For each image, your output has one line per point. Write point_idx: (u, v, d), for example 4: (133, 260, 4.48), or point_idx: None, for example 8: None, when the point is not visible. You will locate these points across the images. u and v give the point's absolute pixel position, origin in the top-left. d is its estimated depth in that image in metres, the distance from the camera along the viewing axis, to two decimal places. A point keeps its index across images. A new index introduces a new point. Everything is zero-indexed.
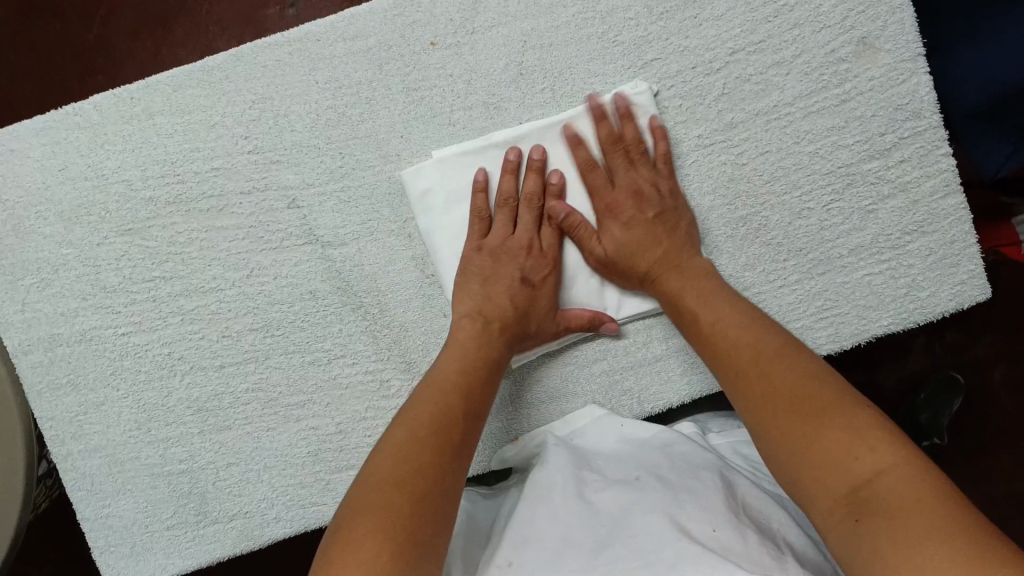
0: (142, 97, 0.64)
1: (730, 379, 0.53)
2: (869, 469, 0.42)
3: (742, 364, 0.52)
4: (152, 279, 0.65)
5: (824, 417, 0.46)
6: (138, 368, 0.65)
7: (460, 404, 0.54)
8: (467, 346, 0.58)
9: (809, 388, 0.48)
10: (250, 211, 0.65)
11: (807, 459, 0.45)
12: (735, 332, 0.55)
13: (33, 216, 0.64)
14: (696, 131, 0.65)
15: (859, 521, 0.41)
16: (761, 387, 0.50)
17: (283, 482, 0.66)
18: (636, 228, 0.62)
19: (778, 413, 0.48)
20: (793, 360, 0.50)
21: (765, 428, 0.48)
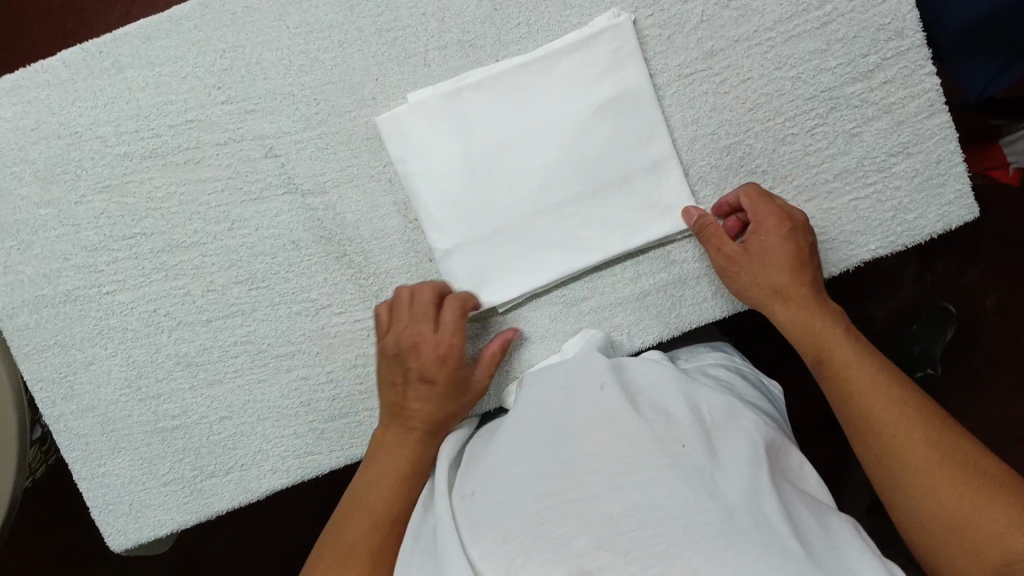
0: (111, 51, 0.63)
1: (845, 399, 0.56)
2: (967, 487, 0.48)
3: (858, 398, 0.55)
4: (133, 237, 0.65)
5: (940, 446, 0.50)
6: (125, 325, 0.65)
7: (383, 509, 0.56)
8: (388, 466, 0.59)
9: (935, 422, 0.52)
10: (228, 161, 0.64)
11: (951, 525, 0.48)
12: (867, 383, 0.55)
13: (8, 177, 0.64)
14: (676, 60, 0.64)
15: (944, 525, 0.48)
16: (880, 418, 0.53)
17: (277, 433, 0.67)
18: (769, 253, 0.60)
19: (895, 441, 0.52)
20: (915, 399, 0.53)
21: (879, 451, 0.53)
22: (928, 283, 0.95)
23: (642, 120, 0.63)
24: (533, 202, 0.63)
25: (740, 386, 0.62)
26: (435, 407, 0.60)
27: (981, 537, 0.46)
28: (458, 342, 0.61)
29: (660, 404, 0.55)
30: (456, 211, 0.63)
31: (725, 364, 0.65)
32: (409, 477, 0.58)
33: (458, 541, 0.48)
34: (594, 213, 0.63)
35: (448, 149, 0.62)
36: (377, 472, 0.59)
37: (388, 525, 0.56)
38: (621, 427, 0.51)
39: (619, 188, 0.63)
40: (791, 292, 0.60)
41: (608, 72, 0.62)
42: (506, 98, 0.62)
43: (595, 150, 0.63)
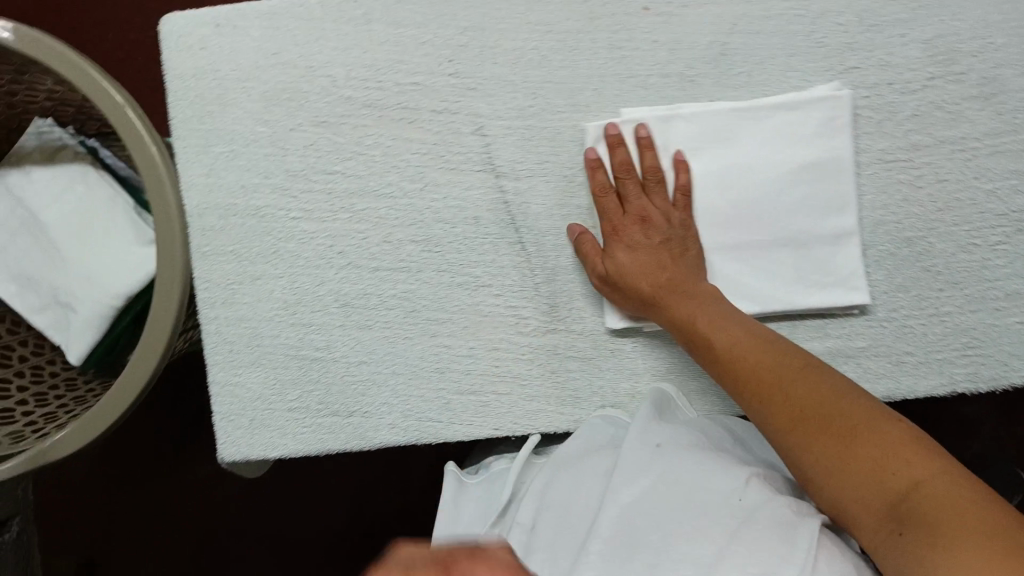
0: (365, 4, 0.67)
1: (781, 423, 0.55)
2: (921, 494, 0.46)
3: (799, 420, 0.54)
4: (332, 173, 0.68)
5: (883, 462, 0.49)
6: (299, 252, 0.69)
7: None
8: None
9: (886, 434, 0.50)
10: (438, 129, 0.68)
11: (926, 543, 0.44)
12: (825, 401, 0.54)
13: (238, 91, 0.68)
14: (881, 144, 0.66)
15: (908, 535, 0.45)
16: (821, 443, 0.52)
17: (406, 391, 0.70)
18: (643, 252, 0.64)
19: (838, 465, 0.51)
20: (857, 414, 0.52)
21: (824, 480, 0.51)
22: (1001, 444, 1.00)
23: (836, 190, 0.65)
24: (711, 237, 0.66)
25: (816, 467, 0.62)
26: None
27: (931, 532, 0.44)
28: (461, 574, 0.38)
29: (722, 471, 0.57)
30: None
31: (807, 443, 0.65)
32: None
33: None
34: (763, 267, 0.66)
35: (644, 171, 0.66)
36: None
37: None
38: None
39: (796, 249, 0.66)
40: (664, 294, 0.63)
41: (817, 137, 0.65)
42: (711, 139, 0.65)
43: (781, 209, 0.65)
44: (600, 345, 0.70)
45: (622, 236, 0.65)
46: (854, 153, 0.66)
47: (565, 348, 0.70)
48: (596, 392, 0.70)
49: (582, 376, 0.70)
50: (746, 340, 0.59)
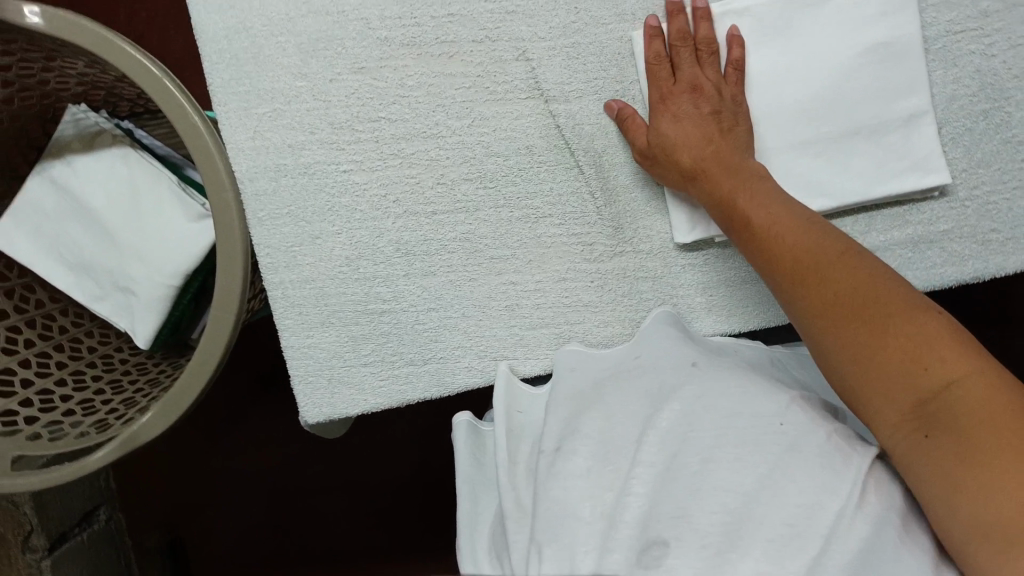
0: None
1: (819, 312, 0.52)
2: (957, 395, 0.45)
3: (835, 310, 0.51)
4: (378, 120, 0.67)
5: (922, 359, 0.47)
6: (354, 205, 0.68)
7: None
8: None
9: (923, 329, 0.48)
10: (480, 59, 0.66)
11: (965, 449, 0.44)
12: (868, 288, 0.50)
13: (273, 46, 0.66)
14: (948, 15, 0.62)
15: (935, 437, 0.45)
16: (860, 335, 0.49)
17: (478, 332, 0.69)
18: (688, 122, 0.62)
19: (874, 356, 0.48)
20: (901, 309, 0.49)
21: (856, 367, 0.49)
22: None
23: (904, 70, 0.62)
24: (774, 138, 0.63)
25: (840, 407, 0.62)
26: None
27: (970, 440, 0.43)
28: None
29: (760, 376, 0.56)
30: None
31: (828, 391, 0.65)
32: None
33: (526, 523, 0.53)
34: (839, 159, 0.62)
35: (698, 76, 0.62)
36: None
37: None
38: (703, 398, 0.53)
39: (867, 137, 0.62)
40: (703, 169, 0.61)
41: (880, 17, 0.61)
42: (771, 32, 0.62)
43: (852, 96, 0.62)
44: (670, 263, 0.68)
45: (671, 106, 0.63)
46: (921, 29, 0.62)
47: (635, 270, 0.68)
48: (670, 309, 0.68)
49: (656, 296, 0.68)
50: (779, 224, 0.56)
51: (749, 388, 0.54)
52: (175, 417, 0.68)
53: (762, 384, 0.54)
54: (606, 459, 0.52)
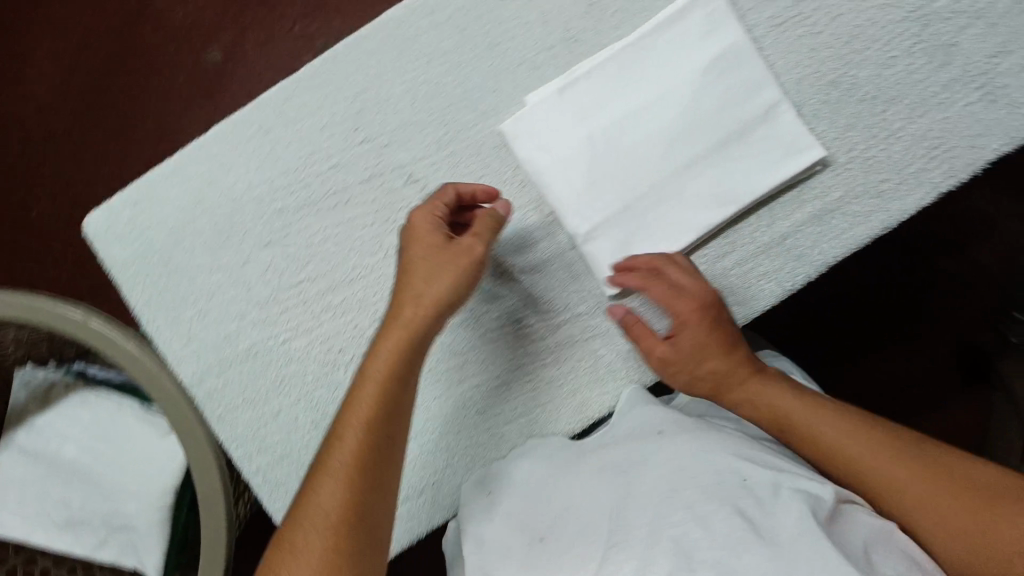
0: (255, 118, 0.68)
1: (845, 472, 0.60)
2: (1002, 544, 0.54)
3: (858, 473, 0.59)
4: (299, 284, 0.69)
5: (966, 487, 0.56)
6: (304, 370, 0.69)
7: (383, 412, 0.58)
8: (380, 363, 0.59)
9: (980, 477, 0.57)
10: (374, 196, 0.69)
11: (980, 550, 0.54)
12: (895, 442, 0.60)
13: (180, 253, 0.69)
14: (769, 11, 0.67)
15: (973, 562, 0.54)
16: (894, 481, 0.58)
17: (458, 444, 0.70)
18: (682, 346, 0.65)
19: (904, 506, 0.57)
20: (904, 457, 0.59)
21: (897, 494, 0.58)
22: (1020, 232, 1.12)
23: (747, 71, 0.66)
24: (662, 171, 0.66)
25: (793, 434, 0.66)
26: (393, 346, 0.60)
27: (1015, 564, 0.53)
28: (366, 456, 0.56)
29: (740, 436, 0.62)
30: (598, 197, 0.67)
31: None
32: (380, 415, 0.58)
33: None
34: (723, 168, 0.66)
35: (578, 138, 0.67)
36: (369, 371, 0.59)
37: (387, 420, 0.58)
38: (685, 458, 0.58)
39: (738, 140, 0.66)
40: (716, 383, 0.65)
41: (708, 34, 0.66)
42: (626, 78, 0.66)
43: (713, 111, 0.66)
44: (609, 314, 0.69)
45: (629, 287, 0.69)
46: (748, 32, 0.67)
47: (581, 333, 0.69)
48: (625, 359, 0.69)
49: (608, 350, 0.69)
50: (793, 395, 0.64)
51: (718, 443, 0.59)
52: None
53: (727, 439, 0.60)
54: (592, 527, 0.57)
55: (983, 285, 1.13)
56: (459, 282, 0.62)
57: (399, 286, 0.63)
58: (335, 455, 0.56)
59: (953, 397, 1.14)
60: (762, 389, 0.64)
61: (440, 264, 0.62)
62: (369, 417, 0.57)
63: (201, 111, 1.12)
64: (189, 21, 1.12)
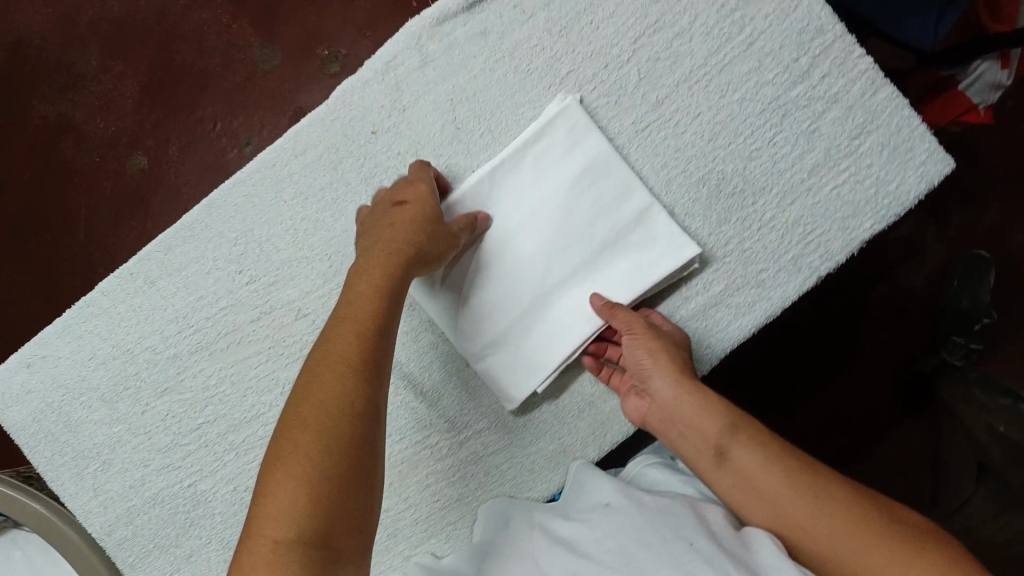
0: (140, 269, 0.69)
1: (733, 482, 0.55)
2: None
3: (762, 483, 0.54)
4: (199, 426, 0.69)
5: (868, 519, 0.50)
6: (212, 511, 0.69)
7: (359, 336, 0.52)
8: (360, 305, 0.54)
9: (893, 516, 0.51)
10: (266, 333, 0.69)
11: None
12: (815, 473, 0.53)
13: (79, 408, 0.70)
14: (629, 119, 0.70)
15: None
16: (781, 490, 0.53)
17: (375, 569, 0.70)
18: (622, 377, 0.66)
19: (787, 517, 0.52)
20: (818, 477, 0.53)
21: (788, 513, 0.52)
22: (950, 238, 1.02)
23: (615, 178, 0.67)
24: (542, 284, 0.68)
25: None
26: (367, 301, 0.54)
27: None
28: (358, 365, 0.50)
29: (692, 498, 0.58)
30: (491, 301, 0.68)
31: None
32: (368, 359, 0.51)
33: None
34: (602, 275, 0.68)
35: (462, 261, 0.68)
36: (349, 306, 0.54)
37: (368, 380, 0.50)
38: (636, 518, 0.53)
39: (615, 245, 0.68)
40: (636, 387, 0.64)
41: (574, 147, 0.67)
42: (504, 194, 0.68)
43: (590, 220, 0.67)
44: (511, 427, 0.70)
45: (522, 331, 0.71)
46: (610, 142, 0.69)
47: (484, 448, 0.70)
48: (531, 470, 0.70)
49: (511, 463, 0.70)
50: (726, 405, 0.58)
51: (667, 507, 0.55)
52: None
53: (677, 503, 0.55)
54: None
55: (918, 310, 1.02)
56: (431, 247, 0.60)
57: (373, 247, 0.58)
58: (312, 386, 0.49)
59: (906, 426, 1.02)
60: (681, 405, 0.59)
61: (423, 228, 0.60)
62: (341, 364, 0.50)
63: (126, 233, 1.05)
64: (77, 117, 1.05)
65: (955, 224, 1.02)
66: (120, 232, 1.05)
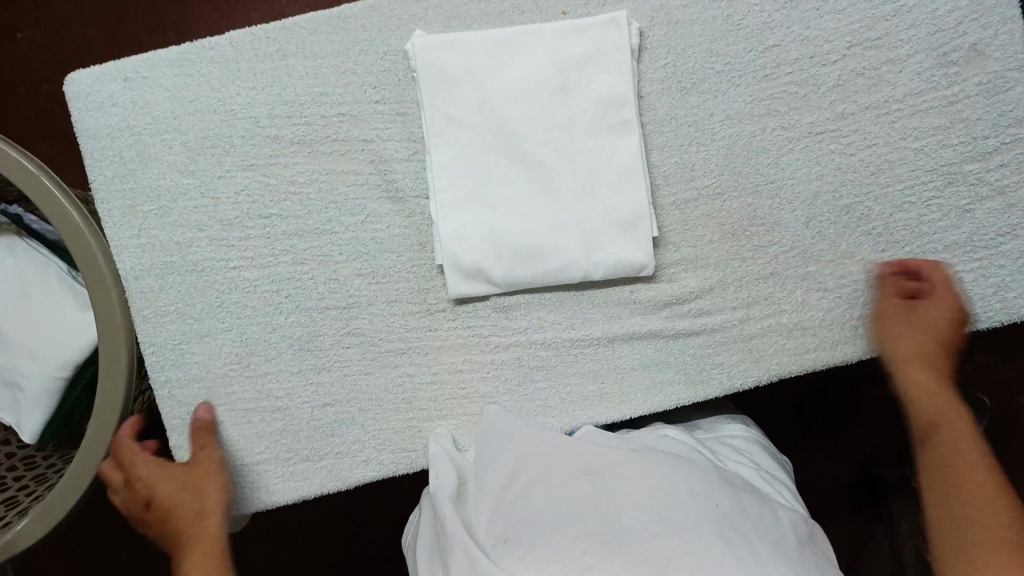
0: (278, 38, 0.65)
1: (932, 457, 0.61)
2: None
3: (948, 469, 0.58)
4: (269, 216, 0.66)
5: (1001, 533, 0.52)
6: (245, 302, 0.66)
7: None
8: None
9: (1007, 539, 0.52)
10: (372, 157, 0.66)
11: None
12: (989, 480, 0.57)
13: (159, 144, 0.66)
14: (809, 118, 0.67)
15: None
16: (971, 470, 0.58)
17: (375, 427, 0.67)
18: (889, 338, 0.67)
19: (959, 497, 0.56)
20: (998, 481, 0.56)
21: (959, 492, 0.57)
22: (967, 375, 0.97)
23: (524, 59, 0.65)
24: (564, 151, 0.65)
25: (755, 455, 0.65)
26: None
27: None
28: None
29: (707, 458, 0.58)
30: (531, 201, 0.65)
31: (747, 437, 0.67)
32: None
33: (486, 555, 0.50)
34: (602, 135, 0.65)
35: (470, 177, 0.65)
36: None
37: None
38: (645, 462, 0.54)
39: (547, 95, 0.65)
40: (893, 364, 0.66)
41: (434, 65, 0.64)
42: (472, 103, 0.65)
43: (559, 74, 0.65)
44: (563, 352, 0.68)
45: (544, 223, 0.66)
46: (642, 128, 0.66)
47: (529, 360, 0.68)
48: (564, 400, 0.68)
49: (549, 384, 0.68)
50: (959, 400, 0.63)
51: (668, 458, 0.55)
52: (82, 494, 0.65)
53: (683, 459, 0.55)
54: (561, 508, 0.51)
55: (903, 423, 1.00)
56: (216, 488, 0.63)
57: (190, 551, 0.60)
58: None
59: (845, 519, 1.02)
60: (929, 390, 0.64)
61: (183, 488, 0.63)
62: None
63: (209, 7, 0.94)
64: None
65: (980, 363, 0.97)
66: (204, 6, 0.94)
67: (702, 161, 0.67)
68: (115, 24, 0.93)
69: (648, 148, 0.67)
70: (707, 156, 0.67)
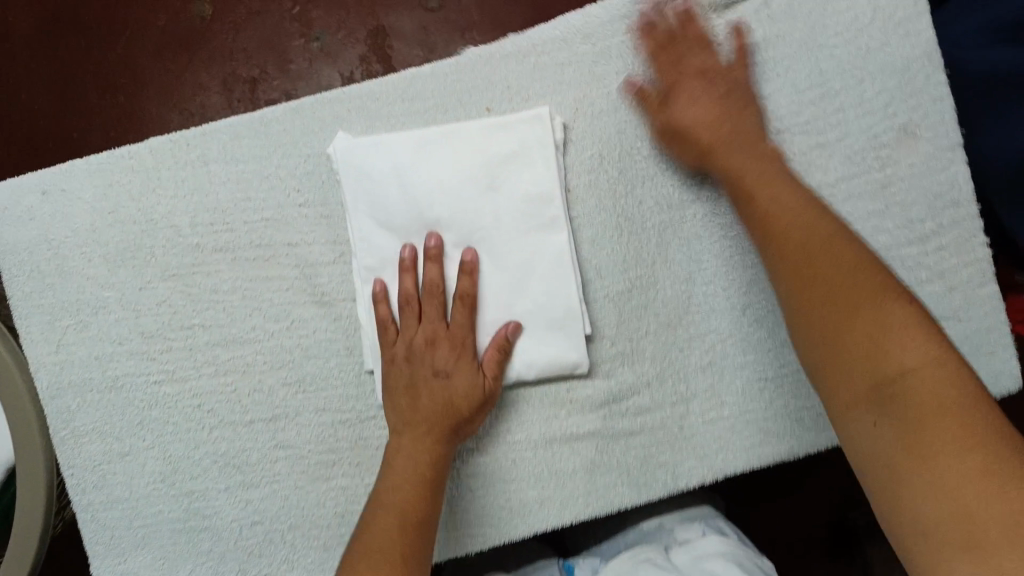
0: (198, 144, 0.64)
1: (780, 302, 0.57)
2: (924, 403, 0.46)
3: (804, 268, 0.55)
4: (191, 327, 0.65)
5: (889, 346, 0.49)
6: (168, 417, 0.65)
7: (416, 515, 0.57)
8: (392, 496, 0.58)
9: (888, 320, 0.50)
10: (298, 262, 0.65)
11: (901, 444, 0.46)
12: (839, 272, 0.54)
13: (78, 257, 0.64)
14: None
15: (884, 428, 0.47)
16: (812, 311, 0.54)
17: (305, 544, 0.65)
18: (703, 102, 0.63)
19: (833, 367, 0.52)
20: (877, 294, 0.52)
21: (814, 309, 0.54)
22: None
23: (449, 158, 0.63)
24: (491, 252, 0.63)
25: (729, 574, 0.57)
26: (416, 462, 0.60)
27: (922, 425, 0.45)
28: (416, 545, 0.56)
29: None
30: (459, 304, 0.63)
31: (726, 552, 0.60)
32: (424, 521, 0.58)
33: None
34: (530, 233, 0.64)
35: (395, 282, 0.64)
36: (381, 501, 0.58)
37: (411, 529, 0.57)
38: None
39: (473, 194, 0.63)
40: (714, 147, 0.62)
41: (357, 167, 0.63)
42: (396, 206, 0.63)
43: (484, 172, 0.63)
44: (501, 457, 0.66)
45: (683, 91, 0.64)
46: (570, 223, 0.65)
47: (465, 467, 0.66)
48: (503, 506, 0.66)
49: (487, 491, 0.66)
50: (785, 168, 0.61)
51: None
52: None
53: None
54: None
55: None
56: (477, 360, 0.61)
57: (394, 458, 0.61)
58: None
59: None
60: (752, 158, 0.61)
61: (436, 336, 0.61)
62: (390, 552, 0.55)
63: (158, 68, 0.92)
64: None
65: None
66: (151, 65, 0.92)
67: (635, 254, 0.66)
68: (66, 91, 0.93)
69: (579, 241, 0.66)
70: (639, 248, 0.66)
